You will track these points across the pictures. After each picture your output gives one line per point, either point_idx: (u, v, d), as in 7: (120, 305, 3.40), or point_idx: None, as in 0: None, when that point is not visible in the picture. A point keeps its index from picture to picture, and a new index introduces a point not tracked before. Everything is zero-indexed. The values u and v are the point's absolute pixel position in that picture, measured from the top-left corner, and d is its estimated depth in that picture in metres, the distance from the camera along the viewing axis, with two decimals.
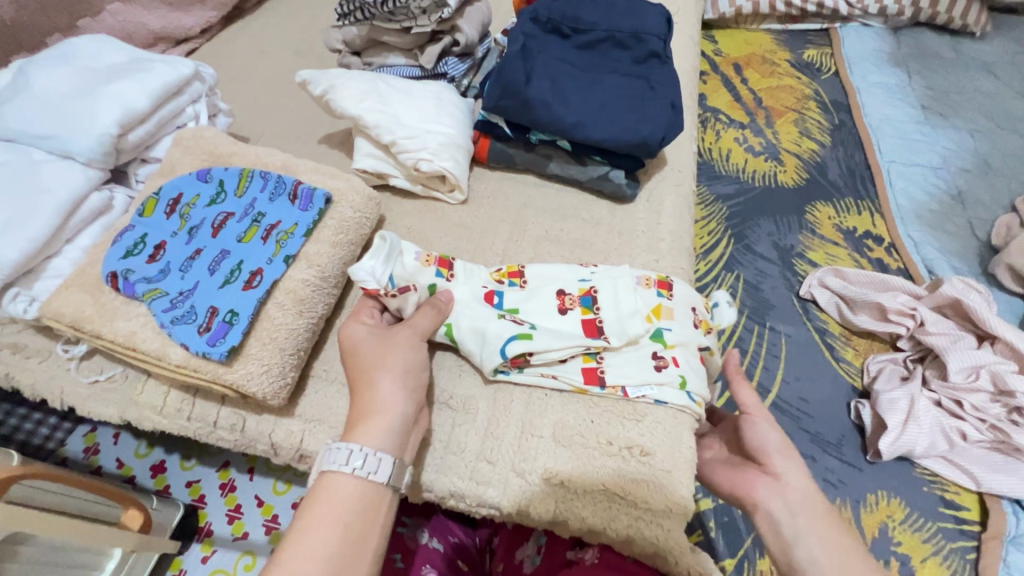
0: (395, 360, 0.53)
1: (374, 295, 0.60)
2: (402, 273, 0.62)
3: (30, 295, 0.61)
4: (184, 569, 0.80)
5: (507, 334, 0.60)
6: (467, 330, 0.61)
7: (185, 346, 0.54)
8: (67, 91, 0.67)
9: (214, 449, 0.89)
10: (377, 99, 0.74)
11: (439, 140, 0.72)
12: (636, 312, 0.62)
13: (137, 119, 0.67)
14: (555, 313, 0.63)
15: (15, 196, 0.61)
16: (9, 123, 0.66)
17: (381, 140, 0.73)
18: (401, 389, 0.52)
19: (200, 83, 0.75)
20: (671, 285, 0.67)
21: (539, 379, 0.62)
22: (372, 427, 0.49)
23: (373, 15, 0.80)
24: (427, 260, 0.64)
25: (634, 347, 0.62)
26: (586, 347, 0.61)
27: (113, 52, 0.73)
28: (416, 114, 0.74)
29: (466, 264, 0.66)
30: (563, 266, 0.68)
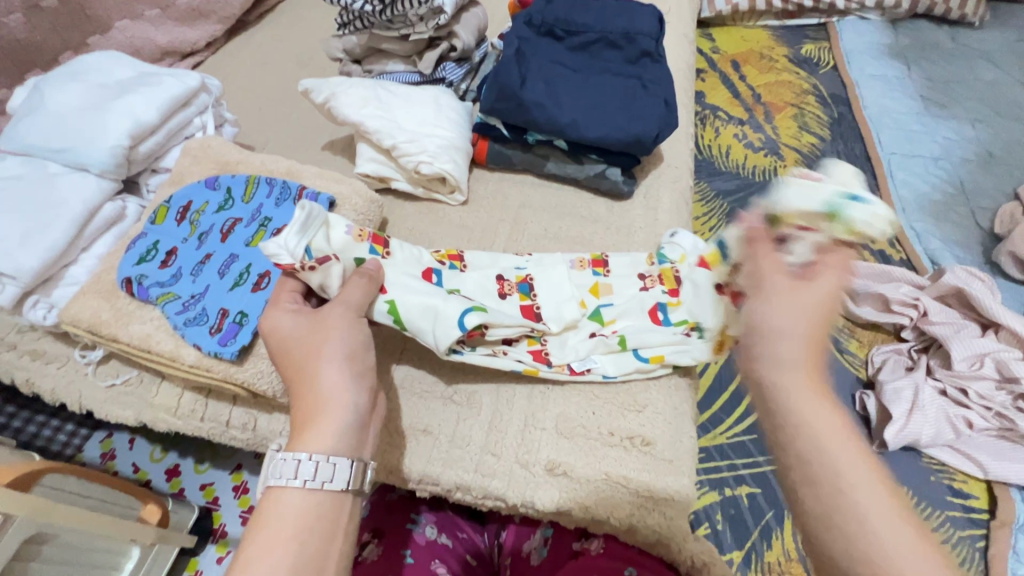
0: (333, 348, 0.51)
1: (290, 270, 0.55)
2: (320, 245, 0.57)
3: (49, 302, 0.63)
4: (200, 570, 0.82)
5: (462, 308, 0.57)
6: (414, 309, 0.57)
7: (197, 346, 0.56)
8: (80, 106, 0.70)
9: (227, 452, 0.91)
10: (378, 105, 0.76)
11: (438, 143, 0.74)
12: (570, 297, 0.64)
13: (147, 131, 0.70)
14: (495, 297, 0.64)
15: (32, 207, 0.63)
16: (26, 137, 0.68)
17: (382, 145, 0.75)
18: (347, 385, 0.50)
19: (206, 95, 0.77)
20: (606, 262, 0.68)
21: (490, 358, 0.62)
22: (322, 428, 0.48)
23: (372, 24, 0.83)
24: (359, 236, 0.61)
25: (574, 330, 0.64)
26: (530, 329, 0.62)
27: (123, 67, 0.76)
28: (416, 118, 0.76)
29: (403, 242, 0.64)
30: (502, 255, 0.69)
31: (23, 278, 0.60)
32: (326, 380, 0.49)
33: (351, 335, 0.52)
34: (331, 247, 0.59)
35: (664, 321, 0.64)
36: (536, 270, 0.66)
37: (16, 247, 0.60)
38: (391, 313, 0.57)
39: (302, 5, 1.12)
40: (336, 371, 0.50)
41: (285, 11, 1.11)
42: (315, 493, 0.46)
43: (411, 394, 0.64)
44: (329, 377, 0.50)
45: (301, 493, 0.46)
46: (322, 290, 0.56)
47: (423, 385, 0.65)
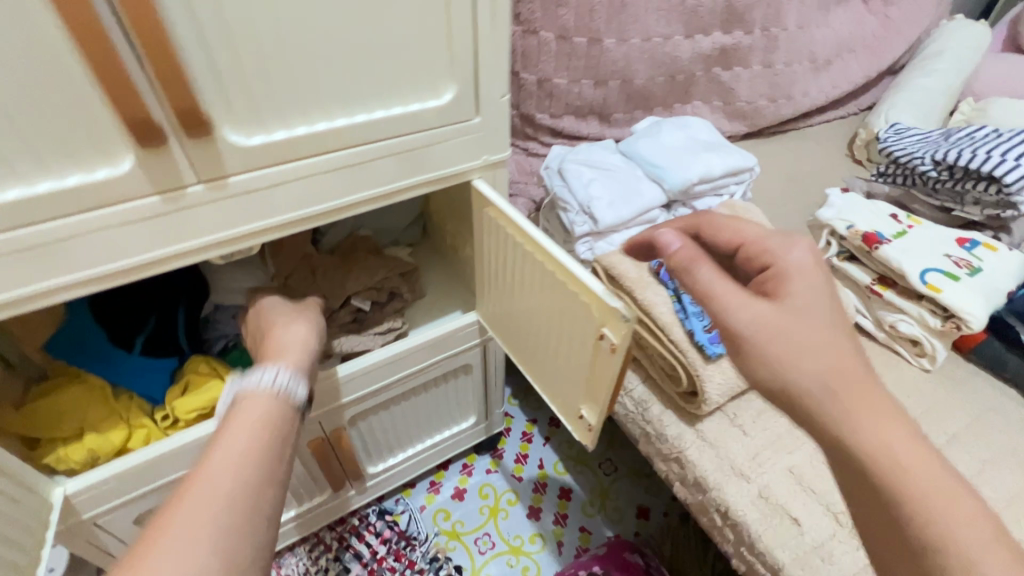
0: (808, 310, 0.48)
1: (870, 241, 0.80)
2: (864, 226, 0.82)
3: (591, 246, 0.92)
4: (475, 464, 1.24)
5: (949, 261, 0.77)
6: (960, 271, 0.76)
7: (689, 333, 0.72)
8: (680, 145, 0.97)
9: (532, 407, 1.34)
10: (857, 221, 0.83)
11: (947, 274, 0.75)
12: (946, 242, 0.80)
13: (709, 179, 0.94)
14: (952, 244, 0.80)
15: (626, 190, 0.92)
16: (638, 146, 0.98)
17: (877, 253, 0.79)
18: (820, 386, 0.45)
19: (749, 174, 0.99)
20: (879, 242, 0.80)
21: (986, 285, 0.74)
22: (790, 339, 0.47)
23: (918, 186, 0.92)
24: (906, 224, 0.83)
25: (942, 231, 0.82)
26: (976, 241, 0.80)
27: (709, 132, 1.02)
28: (902, 239, 0.80)
29: (901, 251, 0.78)
30: (943, 281, 0.74)
31: (600, 226, 0.88)
32: (736, 319, 0.49)
33: (812, 316, 0.47)
34: (872, 225, 0.83)
35: (970, 244, 0.80)
36: (866, 224, 0.83)
37: (607, 206, 0.89)
38: (952, 277, 0.75)
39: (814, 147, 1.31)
40: (827, 349, 0.46)
41: (797, 146, 1.32)
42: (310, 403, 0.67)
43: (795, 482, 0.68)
44: (756, 260, 0.54)
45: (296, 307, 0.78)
46: (871, 252, 0.80)
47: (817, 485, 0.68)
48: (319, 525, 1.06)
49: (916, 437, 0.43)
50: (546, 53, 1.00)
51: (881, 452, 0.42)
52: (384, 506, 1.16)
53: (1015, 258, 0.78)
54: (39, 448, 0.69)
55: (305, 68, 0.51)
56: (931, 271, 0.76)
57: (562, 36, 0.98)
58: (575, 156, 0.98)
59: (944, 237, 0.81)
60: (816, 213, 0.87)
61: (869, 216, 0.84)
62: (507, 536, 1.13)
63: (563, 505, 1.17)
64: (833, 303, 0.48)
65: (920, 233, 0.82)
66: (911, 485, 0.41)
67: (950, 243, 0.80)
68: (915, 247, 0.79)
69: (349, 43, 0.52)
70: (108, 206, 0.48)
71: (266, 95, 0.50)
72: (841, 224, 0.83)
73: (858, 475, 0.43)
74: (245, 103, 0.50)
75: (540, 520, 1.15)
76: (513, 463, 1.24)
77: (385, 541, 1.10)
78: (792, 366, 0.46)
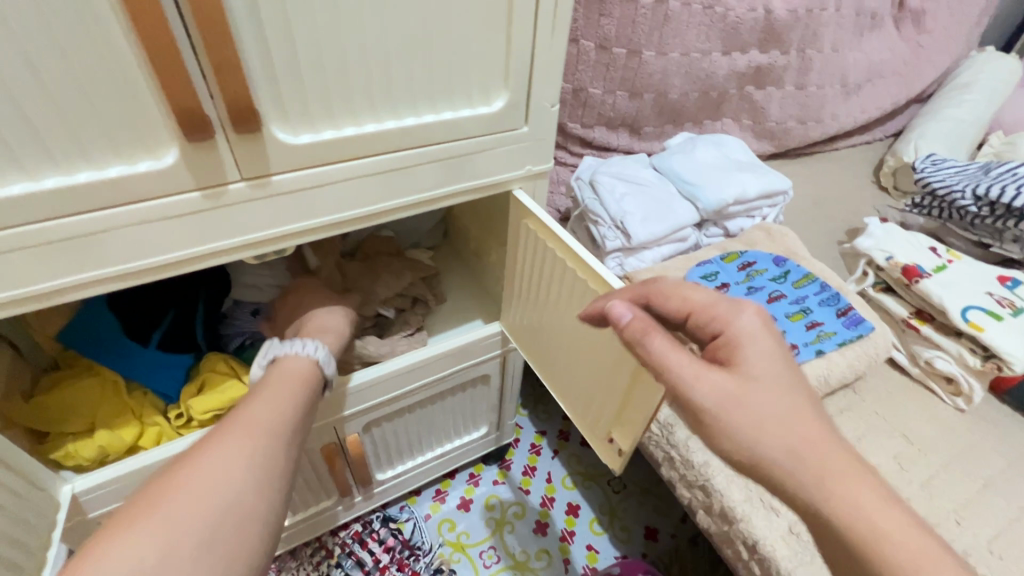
0: (764, 373, 0.44)
1: (909, 274, 0.79)
2: (904, 258, 0.81)
3: (620, 262, 0.89)
4: (482, 474, 1.22)
5: (992, 301, 0.75)
6: (1003, 312, 0.75)
7: None
8: (714, 164, 0.96)
9: (541, 418, 1.31)
10: (896, 252, 0.82)
11: (989, 312, 0.74)
12: (988, 280, 0.79)
13: (743, 200, 0.92)
14: (993, 282, 0.79)
15: (659, 206, 0.90)
16: (672, 162, 0.97)
17: (916, 286, 0.78)
18: (785, 458, 0.41)
19: (782, 197, 0.97)
20: (920, 275, 0.78)
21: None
22: (747, 408, 0.43)
23: (954, 219, 0.91)
24: (947, 258, 0.82)
25: (983, 268, 0.81)
26: (1016, 281, 0.79)
27: (743, 152, 1.01)
28: (944, 274, 0.79)
29: (942, 286, 0.77)
30: (986, 320, 0.73)
31: (633, 242, 0.86)
32: (703, 392, 0.43)
33: (768, 385, 0.43)
34: (912, 258, 0.81)
35: (1011, 283, 0.79)
36: (905, 256, 0.81)
37: (639, 222, 0.87)
38: (995, 316, 0.74)
39: (839, 172, 1.30)
40: (791, 418, 0.42)
41: (823, 170, 1.31)
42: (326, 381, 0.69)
43: None
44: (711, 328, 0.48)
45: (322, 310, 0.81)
46: (910, 285, 0.79)
47: None
48: (322, 531, 1.03)
49: (884, 495, 0.40)
50: (583, 62, 0.98)
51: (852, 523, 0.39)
52: (388, 513, 1.13)
53: None
54: (46, 442, 0.67)
55: (364, 67, 0.49)
56: (973, 308, 0.75)
57: (600, 46, 0.97)
58: (607, 169, 0.96)
59: (985, 275, 0.80)
60: (855, 242, 0.86)
61: (908, 248, 0.83)
62: (513, 550, 1.11)
63: (571, 521, 1.15)
64: (786, 363, 0.44)
65: (961, 269, 0.80)
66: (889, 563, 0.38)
67: (992, 281, 0.79)
68: (956, 282, 0.78)
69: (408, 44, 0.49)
70: (151, 200, 0.46)
71: (322, 94, 0.48)
72: (880, 254, 0.83)
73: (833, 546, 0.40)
74: (301, 101, 0.48)
75: (547, 535, 1.13)
76: (520, 475, 1.22)
77: (389, 550, 1.08)
78: (761, 441, 0.42)
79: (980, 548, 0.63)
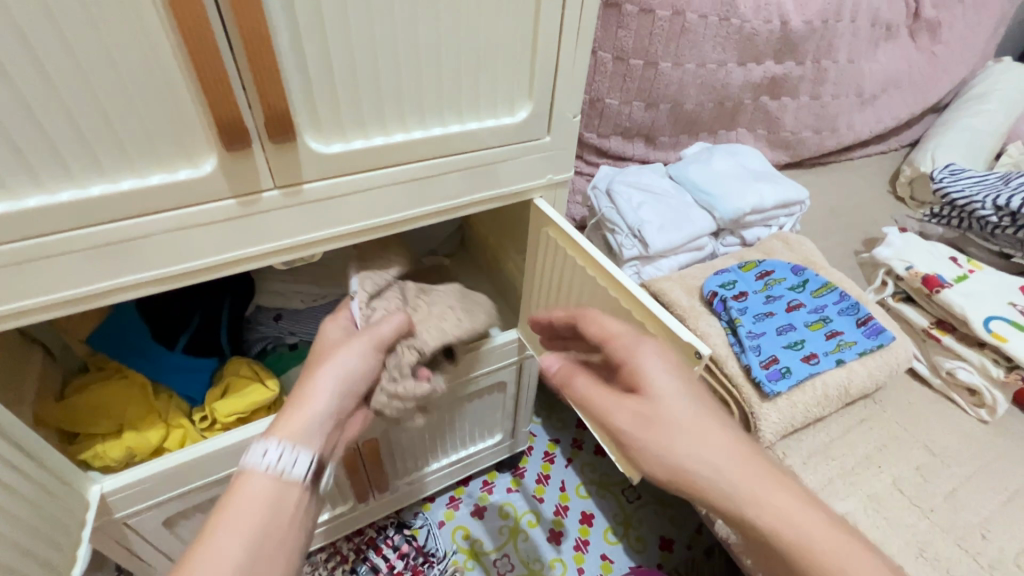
0: (676, 389, 0.46)
1: (930, 285, 0.78)
2: (924, 269, 0.81)
3: (637, 270, 0.90)
4: (495, 482, 1.22)
5: (1014, 312, 0.75)
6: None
7: (746, 367, 0.69)
8: (731, 173, 0.96)
9: (554, 427, 1.31)
10: (916, 263, 0.82)
11: (1013, 323, 0.74)
12: (1011, 291, 0.78)
13: (760, 209, 0.93)
14: (1016, 292, 0.78)
15: (675, 214, 0.91)
16: (688, 171, 0.97)
17: (937, 296, 0.78)
18: (713, 471, 0.43)
19: (798, 207, 0.98)
20: (941, 286, 0.78)
21: None
22: (669, 426, 0.44)
23: (974, 229, 0.90)
24: (967, 268, 0.82)
25: (1004, 278, 0.80)
26: None
27: (759, 162, 1.01)
28: (965, 284, 0.78)
29: (963, 296, 0.76)
30: (1011, 332, 0.73)
31: (650, 250, 0.87)
32: (619, 423, 0.46)
33: (680, 396, 0.46)
34: (933, 269, 0.81)
35: None
36: (925, 266, 0.81)
37: (656, 230, 0.88)
38: (1020, 328, 0.73)
39: (855, 182, 1.30)
40: (707, 427, 0.45)
41: (838, 180, 1.31)
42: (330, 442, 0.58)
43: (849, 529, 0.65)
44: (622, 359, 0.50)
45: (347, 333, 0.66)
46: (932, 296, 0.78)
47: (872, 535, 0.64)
48: (338, 536, 1.03)
49: (790, 483, 0.44)
50: (601, 74, 1.00)
51: (778, 521, 0.42)
52: (402, 519, 1.14)
53: None
54: (76, 443, 0.68)
55: (396, 80, 0.51)
56: (996, 320, 0.74)
57: (617, 58, 0.98)
58: (623, 178, 0.96)
59: (1007, 285, 0.79)
60: (874, 251, 0.86)
61: (929, 259, 0.83)
62: (527, 559, 1.10)
63: (585, 530, 1.14)
64: (690, 376, 0.47)
65: (983, 280, 0.80)
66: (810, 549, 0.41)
67: (1015, 292, 0.78)
68: (978, 294, 0.77)
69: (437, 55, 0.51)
70: (189, 206, 0.48)
71: (356, 105, 0.50)
72: (900, 265, 0.82)
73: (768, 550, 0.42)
74: (336, 111, 0.50)
75: (562, 544, 1.12)
76: (534, 484, 1.22)
77: (403, 556, 1.08)
78: (682, 458, 0.43)
79: (1005, 562, 0.62)
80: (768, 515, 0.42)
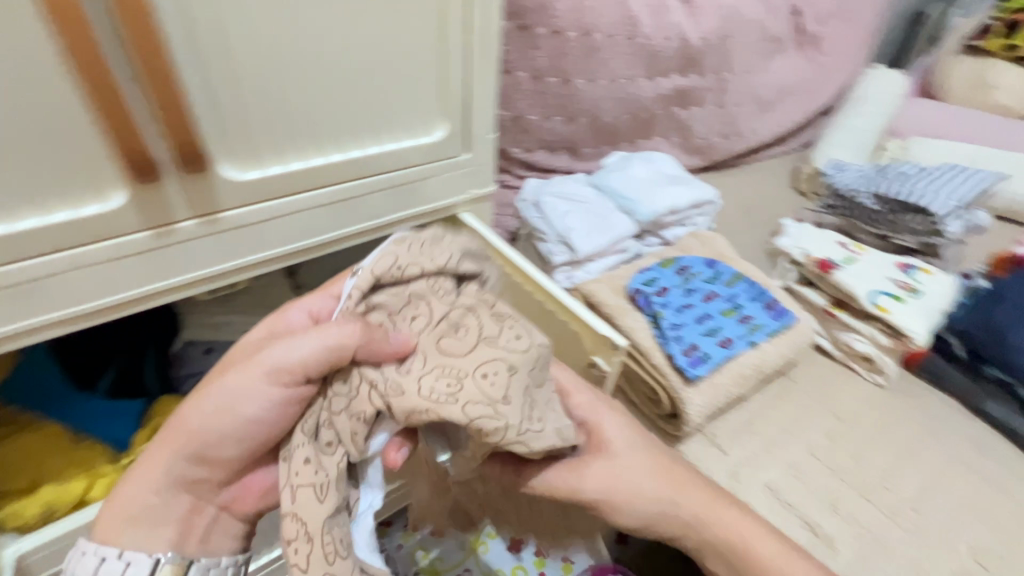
0: (629, 444, 0.58)
1: (824, 266, 0.88)
2: (818, 253, 0.90)
3: (569, 275, 0.95)
4: None
5: (893, 287, 0.85)
6: (905, 296, 0.84)
7: (670, 356, 0.75)
8: (647, 179, 1.03)
9: None
10: (811, 248, 0.91)
11: (892, 297, 0.84)
12: (890, 268, 0.89)
13: (676, 210, 1.00)
14: (894, 268, 0.89)
15: (599, 220, 0.96)
16: (608, 179, 1.03)
17: (831, 277, 0.87)
18: (673, 508, 0.56)
19: (711, 206, 1.06)
20: (833, 268, 0.87)
21: (926, 307, 0.83)
22: (633, 478, 0.56)
23: (859, 216, 1.00)
24: (854, 250, 0.92)
25: (884, 256, 0.91)
26: (915, 266, 0.89)
27: (673, 166, 1.09)
28: (853, 264, 0.88)
29: (851, 275, 0.86)
30: (891, 304, 0.83)
31: (579, 255, 0.92)
32: (589, 489, 0.55)
33: (633, 447, 0.58)
34: (826, 253, 0.90)
35: (909, 268, 0.89)
36: (819, 251, 0.91)
37: (583, 236, 0.93)
38: (899, 300, 0.83)
39: (763, 181, 1.42)
40: (660, 472, 0.57)
41: (748, 180, 1.42)
42: (200, 506, 0.53)
43: (773, 496, 0.70)
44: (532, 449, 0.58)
45: (270, 334, 0.56)
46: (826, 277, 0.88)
47: (794, 499, 0.70)
48: None
49: (730, 502, 0.58)
50: (522, 91, 1.04)
51: (726, 533, 0.56)
52: None
53: (946, 280, 0.88)
54: None
55: (306, 90, 0.51)
56: (879, 294, 0.84)
57: (535, 76, 1.03)
58: (549, 189, 1.01)
59: (888, 262, 0.90)
60: (776, 241, 0.95)
61: (822, 244, 0.92)
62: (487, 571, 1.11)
63: None
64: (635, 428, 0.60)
65: (867, 260, 0.90)
66: (754, 553, 0.55)
67: (894, 268, 0.89)
68: (863, 272, 0.87)
69: (347, 81, 0.53)
70: (95, 242, 0.47)
71: (267, 113, 0.50)
72: (798, 252, 0.92)
73: (725, 560, 0.56)
74: (247, 123, 0.50)
75: None
76: None
77: None
78: (648, 501, 0.56)
79: (904, 509, 0.69)
80: (720, 532, 0.56)
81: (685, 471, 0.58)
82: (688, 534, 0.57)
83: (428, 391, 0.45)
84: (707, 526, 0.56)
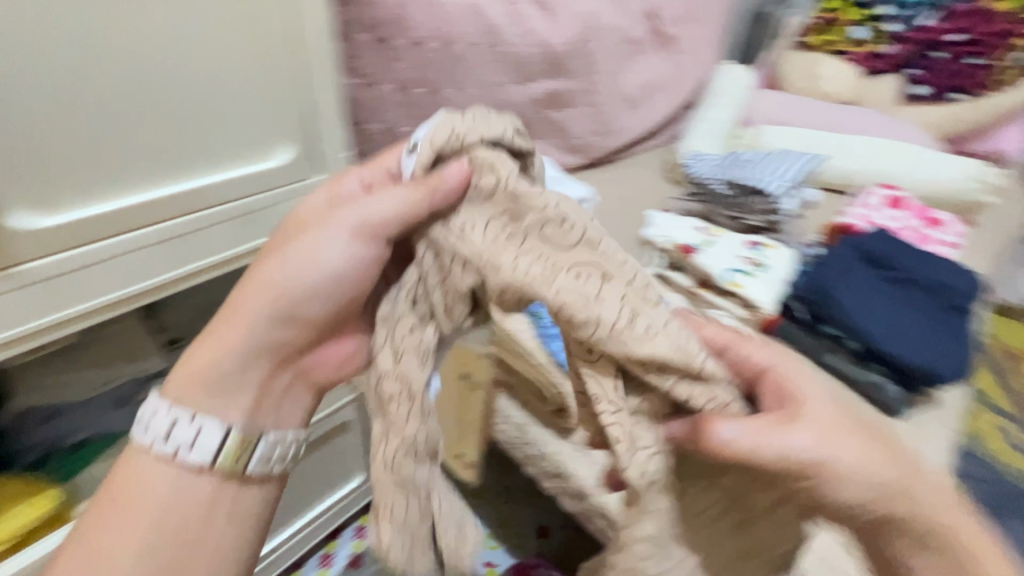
0: (820, 397, 0.51)
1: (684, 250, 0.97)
2: (678, 241, 1.00)
3: None
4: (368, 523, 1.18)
5: (742, 263, 0.96)
6: (752, 270, 0.95)
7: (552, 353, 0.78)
8: None
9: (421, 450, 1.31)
10: (672, 236, 1.01)
11: (742, 273, 0.94)
12: (740, 246, 1.00)
13: None
14: (743, 246, 1.00)
15: None
16: None
17: (689, 261, 0.97)
18: (896, 491, 0.47)
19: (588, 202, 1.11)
20: (691, 252, 0.97)
21: (770, 278, 0.94)
22: (882, 454, 0.48)
23: (715, 201, 1.10)
24: (709, 234, 1.02)
25: (735, 237, 1.02)
26: (759, 242, 1.01)
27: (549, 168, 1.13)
28: (709, 247, 0.98)
29: (707, 256, 0.95)
30: (741, 279, 0.93)
31: None
32: (773, 452, 0.47)
33: (853, 438, 0.48)
34: (685, 239, 1.00)
35: (755, 244, 1.00)
36: (679, 238, 1.00)
37: None
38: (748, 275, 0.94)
39: (639, 174, 1.53)
40: (887, 461, 0.48)
41: (627, 173, 1.52)
42: (273, 375, 0.63)
43: None
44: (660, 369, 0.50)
45: (331, 201, 0.67)
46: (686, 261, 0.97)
47: None
48: None
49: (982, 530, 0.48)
50: (388, 104, 1.04)
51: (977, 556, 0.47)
52: None
53: (787, 252, 1.00)
54: None
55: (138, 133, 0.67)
56: (730, 272, 0.94)
57: (402, 87, 1.03)
58: None
59: (738, 242, 1.01)
60: (642, 233, 1.03)
61: (682, 231, 1.02)
62: None
63: None
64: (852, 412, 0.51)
65: (720, 242, 1.00)
66: (971, 545, 0.47)
67: (742, 247, 1.00)
68: (717, 253, 0.97)
69: None
70: None
71: (26, 133, 0.59)
72: (662, 240, 1.00)
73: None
74: (38, 150, 0.60)
75: None
76: None
77: None
78: (848, 478, 0.47)
79: None
80: (948, 531, 0.47)
81: (951, 497, 0.49)
82: (889, 524, 0.48)
83: (539, 270, 0.51)
84: (914, 505, 0.47)
